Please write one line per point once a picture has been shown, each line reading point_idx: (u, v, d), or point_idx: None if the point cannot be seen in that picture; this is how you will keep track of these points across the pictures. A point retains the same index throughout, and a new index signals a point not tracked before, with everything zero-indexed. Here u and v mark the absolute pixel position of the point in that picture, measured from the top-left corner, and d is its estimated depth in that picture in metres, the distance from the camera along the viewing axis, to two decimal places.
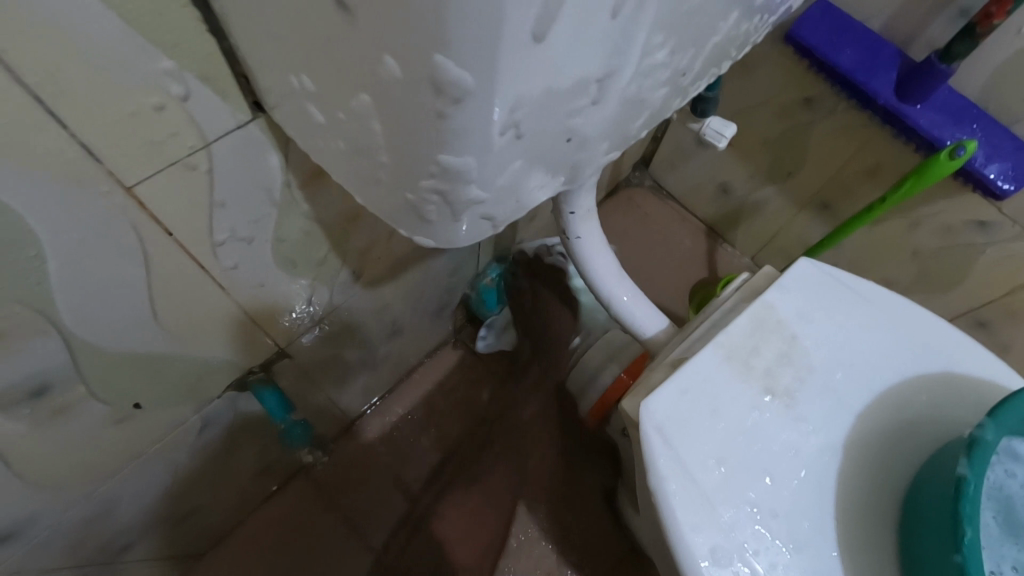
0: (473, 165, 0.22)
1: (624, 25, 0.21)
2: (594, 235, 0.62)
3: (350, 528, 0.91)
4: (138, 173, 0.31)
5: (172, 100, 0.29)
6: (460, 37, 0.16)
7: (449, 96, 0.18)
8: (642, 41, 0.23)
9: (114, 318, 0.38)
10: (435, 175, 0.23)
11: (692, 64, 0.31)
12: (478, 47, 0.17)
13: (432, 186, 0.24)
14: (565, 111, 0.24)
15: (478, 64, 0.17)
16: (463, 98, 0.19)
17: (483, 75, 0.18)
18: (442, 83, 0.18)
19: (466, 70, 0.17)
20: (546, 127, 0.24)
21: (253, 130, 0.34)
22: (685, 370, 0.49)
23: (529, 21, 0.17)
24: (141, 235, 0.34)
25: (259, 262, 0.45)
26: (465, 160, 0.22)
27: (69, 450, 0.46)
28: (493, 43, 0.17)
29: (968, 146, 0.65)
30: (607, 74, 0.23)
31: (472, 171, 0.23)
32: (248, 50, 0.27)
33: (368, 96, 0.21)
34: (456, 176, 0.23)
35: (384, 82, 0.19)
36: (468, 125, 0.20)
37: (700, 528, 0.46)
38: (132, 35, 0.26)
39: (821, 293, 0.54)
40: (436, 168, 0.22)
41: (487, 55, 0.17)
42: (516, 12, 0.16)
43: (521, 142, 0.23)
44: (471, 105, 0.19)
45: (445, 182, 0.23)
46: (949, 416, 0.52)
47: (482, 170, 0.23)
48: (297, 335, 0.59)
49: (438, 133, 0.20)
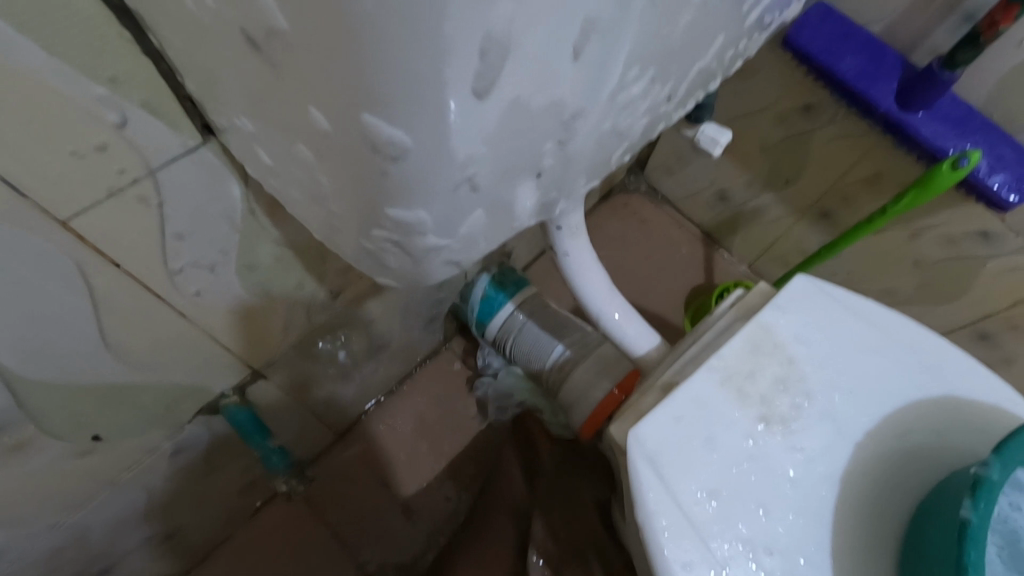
0: (426, 217, 0.21)
1: (588, 67, 0.19)
2: (584, 251, 0.59)
3: (338, 544, 0.89)
4: (76, 206, 0.29)
5: (110, 129, 0.27)
6: (389, 96, 0.15)
7: (387, 154, 0.17)
8: (612, 80, 0.21)
9: (63, 355, 0.36)
10: (388, 227, 0.21)
11: (677, 90, 0.29)
12: (411, 106, 0.15)
13: (385, 235, 0.22)
14: (529, 153, 0.22)
15: (415, 124, 0.16)
16: (404, 156, 0.17)
17: (423, 134, 0.16)
18: (378, 143, 0.16)
19: (402, 129, 0.16)
20: (509, 171, 0.22)
21: (205, 154, 0.32)
22: (674, 397, 0.47)
23: (468, 78, 0.15)
24: (85, 269, 0.32)
25: (225, 288, 0.43)
26: (417, 213, 0.20)
27: (26, 486, 0.43)
28: (428, 102, 0.15)
29: (972, 157, 0.63)
30: (575, 115, 0.21)
31: (427, 222, 0.21)
32: (188, 77, 0.24)
33: (307, 144, 0.19)
34: (410, 228, 0.21)
35: (319, 133, 0.18)
36: (414, 182, 0.18)
37: (690, 565, 0.44)
38: (55, 63, 0.23)
39: (819, 313, 0.51)
40: (388, 220, 0.21)
41: (424, 113, 0.15)
42: (450, 70, 0.14)
43: (480, 190, 0.22)
44: (414, 164, 0.17)
45: (399, 233, 0.22)
46: (953, 443, 0.50)
47: (439, 221, 0.22)
48: (274, 356, 0.57)
49: (383, 189, 0.19)
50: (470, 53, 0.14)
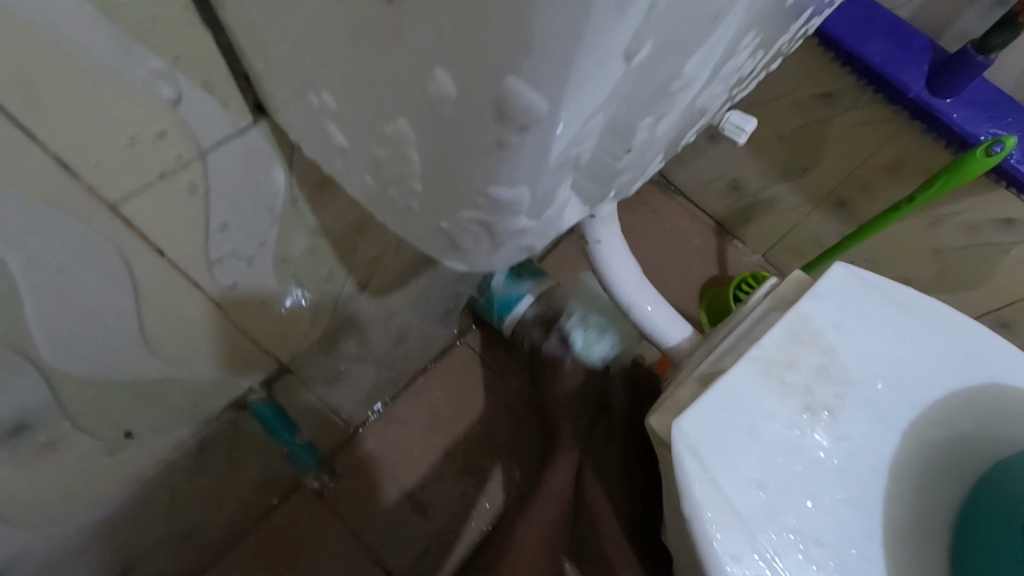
0: (525, 196, 0.19)
1: (717, 37, 0.18)
2: (615, 240, 0.58)
3: (356, 541, 0.87)
4: (126, 188, 0.27)
5: (163, 105, 0.25)
6: (543, 61, 0.13)
7: (515, 124, 0.15)
8: (726, 55, 0.20)
9: (101, 349, 0.34)
10: (480, 206, 0.20)
11: (756, 67, 0.27)
12: (562, 73, 0.13)
13: (474, 215, 0.21)
14: (629, 128, 0.20)
15: (558, 92, 0.14)
16: (532, 128, 0.15)
17: (561, 103, 0.15)
18: (510, 110, 0.15)
19: (544, 97, 0.14)
20: (606, 147, 0.21)
21: (255, 136, 0.30)
22: (720, 387, 0.46)
23: (621, 45, 0.14)
24: (129, 257, 0.30)
25: (260, 278, 0.41)
26: (518, 191, 0.19)
27: (55, 486, 0.42)
28: (582, 66, 0.13)
29: (1007, 143, 0.61)
30: (682, 87, 0.20)
31: (523, 202, 0.20)
32: (253, 52, 0.23)
33: (409, 114, 0.17)
34: (505, 208, 0.20)
35: (432, 98, 0.16)
36: (531, 155, 0.17)
37: (740, 558, 0.43)
38: (117, 35, 0.22)
39: (861, 301, 0.51)
40: (484, 199, 0.20)
41: (571, 78, 0.14)
42: (612, 32, 0.13)
43: (577, 168, 0.20)
44: (539, 135, 0.16)
45: (490, 213, 0.20)
46: (1001, 433, 0.49)
47: (535, 201, 0.20)
48: (299, 350, 0.55)
49: (494, 162, 0.17)
50: (636, 12, 0.13)
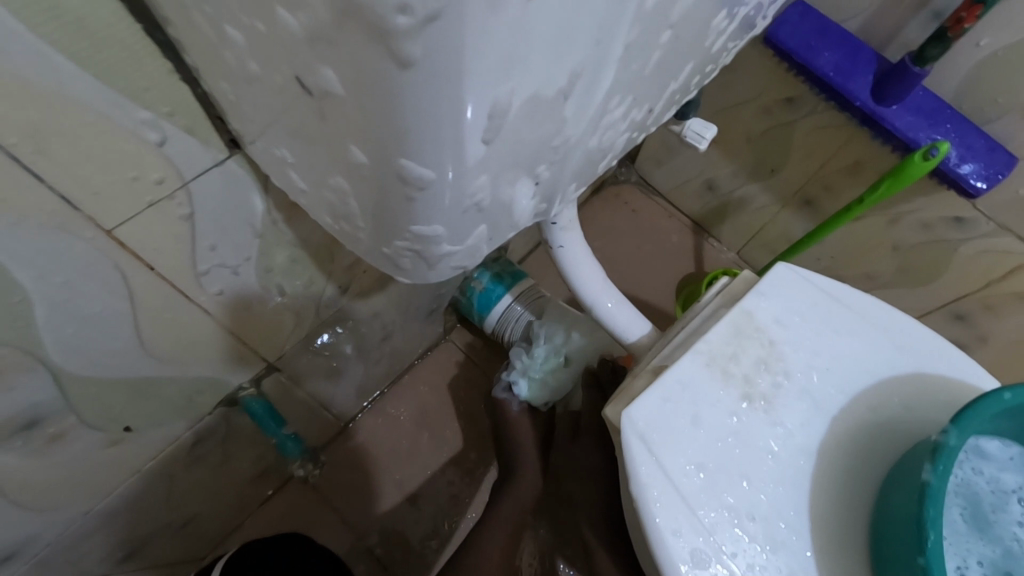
0: (440, 230, 0.25)
1: (577, 100, 0.23)
2: (577, 244, 0.63)
3: (347, 528, 0.93)
4: (119, 215, 0.32)
5: (150, 147, 0.30)
6: (419, 148, 0.18)
7: (414, 185, 0.20)
8: (595, 109, 0.25)
9: (100, 351, 0.39)
10: (408, 239, 0.25)
11: (654, 105, 0.32)
12: (436, 154, 0.19)
13: (405, 245, 0.26)
14: (525, 172, 0.26)
15: (437, 164, 0.19)
16: (427, 187, 0.21)
17: (443, 170, 0.20)
18: (407, 178, 0.20)
19: (429, 168, 0.19)
20: (507, 188, 0.26)
21: (232, 166, 0.35)
22: (664, 379, 0.51)
23: (479, 133, 0.19)
24: (125, 272, 0.35)
25: (244, 285, 0.46)
26: (433, 227, 0.24)
27: (62, 475, 0.46)
28: (451, 149, 0.19)
29: (942, 147, 0.66)
30: (564, 140, 0.25)
31: (440, 234, 0.25)
32: (224, 102, 0.28)
33: (342, 172, 0.23)
34: (427, 239, 0.25)
35: (353, 163, 0.21)
36: (433, 203, 0.22)
37: (680, 532, 0.48)
38: (107, 93, 0.26)
39: (799, 299, 0.55)
40: (410, 234, 0.25)
41: (445, 156, 0.19)
42: (467, 127, 0.18)
43: (483, 208, 0.26)
44: (434, 191, 0.21)
45: (417, 243, 0.26)
46: (922, 417, 0.54)
47: (450, 233, 0.26)
48: (285, 349, 0.60)
49: (407, 209, 0.22)
50: (482, 113, 0.18)
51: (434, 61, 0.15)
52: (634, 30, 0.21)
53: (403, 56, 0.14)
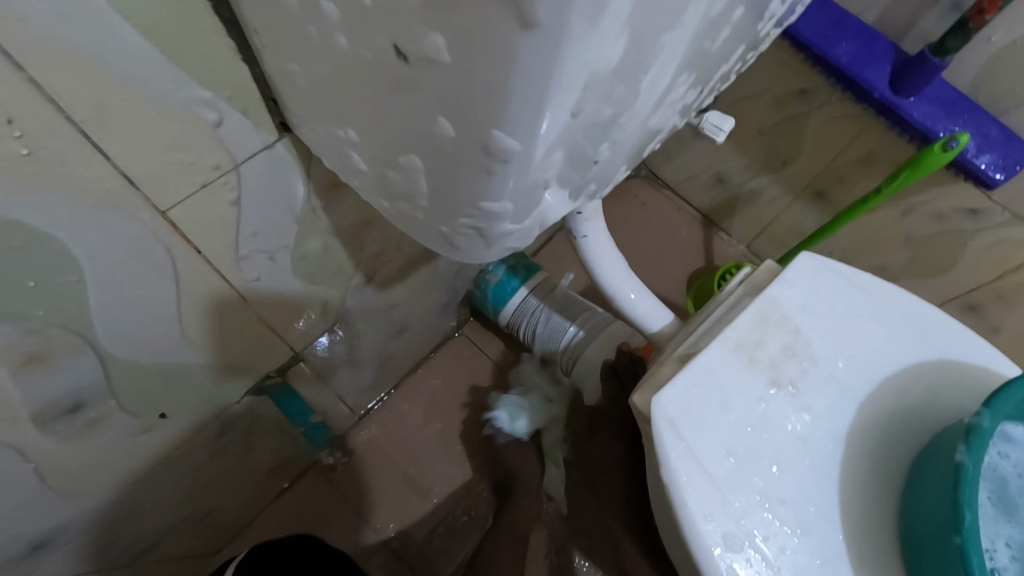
0: (508, 207, 0.25)
1: (650, 78, 0.23)
2: (600, 234, 0.63)
3: (362, 519, 0.93)
4: (173, 197, 0.32)
5: (206, 127, 0.30)
6: (513, 119, 0.19)
7: (498, 158, 0.21)
8: (663, 88, 0.25)
9: (143, 335, 0.39)
10: (474, 215, 0.26)
11: (703, 88, 0.33)
12: (527, 125, 0.19)
13: (469, 221, 0.27)
14: (588, 152, 0.26)
15: (525, 137, 0.20)
16: (509, 160, 0.21)
17: (528, 143, 0.20)
18: (493, 150, 0.21)
19: (516, 140, 0.20)
20: (569, 168, 0.26)
21: (279, 148, 0.35)
22: (694, 364, 0.51)
23: (566, 106, 0.19)
24: (172, 254, 0.35)
25: (279, 271, 0.46)
26: (502, 204, 0.25)
27: (97, 461, 0.46)
28: (542, 121, 0.19)
29: (961, 139, 0.66)
30: (629, 118, 0.26)
31: (507, 211, 0.26)
32: (284, 79, 0.28)
33: (419, 144, 0.23)
34: (493, 216, 0.26)
35: (435, 135, 0.22)
36: (510, 178, 0.23)
37: (711, 515, 0.48)
38: (171, 70, 0.27)
39: (825, 287, 0.56)
40: (477, 210, 0.26)
41: (535, 128, 0.19)
42: (560, 99, 0.19)
43: (547, 187, 0.26)
44: (515, 165, 0.22)
45: (482, 219, 0.27)
46: (946, 403, 0.54)
47: (516, 210, 0.26)
48: (311, 338, 0.60)
49: (484, 183, 0.23)
50: (576, 85, 0.18)
51: (553, 29, 0.15)
52: (716, 6, 0.21)
53: (529, 18, 0.14)
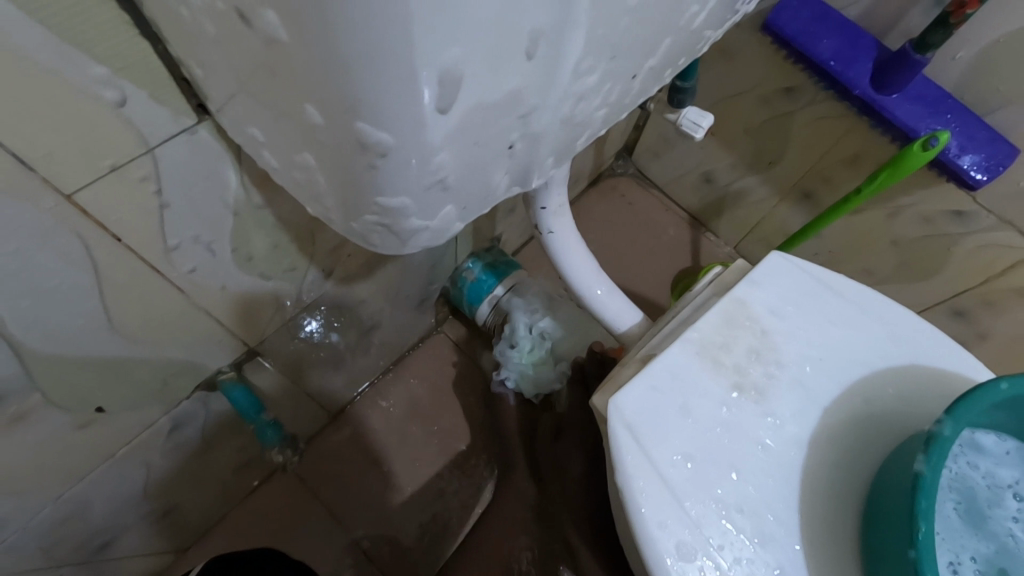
0: (409, 203, 0.25)
1: (543, 69, 0.22)
2: (567, 230, 0.62)
3: (332, 520, 0.91)
4: (78, 179, 0.30)
5: (110, 107, 0.29)
6: (374, 107, 0.18)
7: (375, 151, 0.21)
8: (567, 80, 0.24)
9: (65, 327, 0.37)
10: (377, 212, 0.26)
11: (634, 82, 0.32)
12: (390, 115, 0.19)
13: (375, 219, 0.26)
14: (494, 149, 0.26)
15: (394, 129, 0.19)
16: (387, 152, 0.21)
17: (401, 134, 0.20)
18: (366, 142, 0.20)
19: (386, 132, 0.20)
20: (473, 167, 0.26)
21: (201, 133, 0.34)
22: (652, 366, 0.49)
23: (432, 100, 0.19)
24: (87, 242, 0.34)
25: (220, 264, 0.44)
26: (400, 200, 0.24)
27: (31, 457, 0.45)
28: (406, 110, 0.19)
29: (942, 137, 0.64)
30: (534, 111, 0.25)
31: (409, 207, 0.25)
32: (188, 59, 0.26)
33: (304, 136, 0.22)
34: (395, 212, 0.25)
35: (313, 125, 0.21)
36: (396, 173, 0.22)
37: (665, 524, 0.47)
38: (61, 46, 0.25)
39: (792, 288, 0.54)
40: (378, 207, 0.25)
41: (402, 119, 0.19)
42: (416, 90, 0.18)
43: (449, 187, 0.26)
44: (396, 158, 0.21)
45: (386, 217, 0.26)
46: (917, 409, 0.53)
47: (419, 207, 0.26)
48: (267, 334, 0.58)
49: (371, 177, 0.22)
50: (434, 79, 0.18)
51: None
52: None
53: None
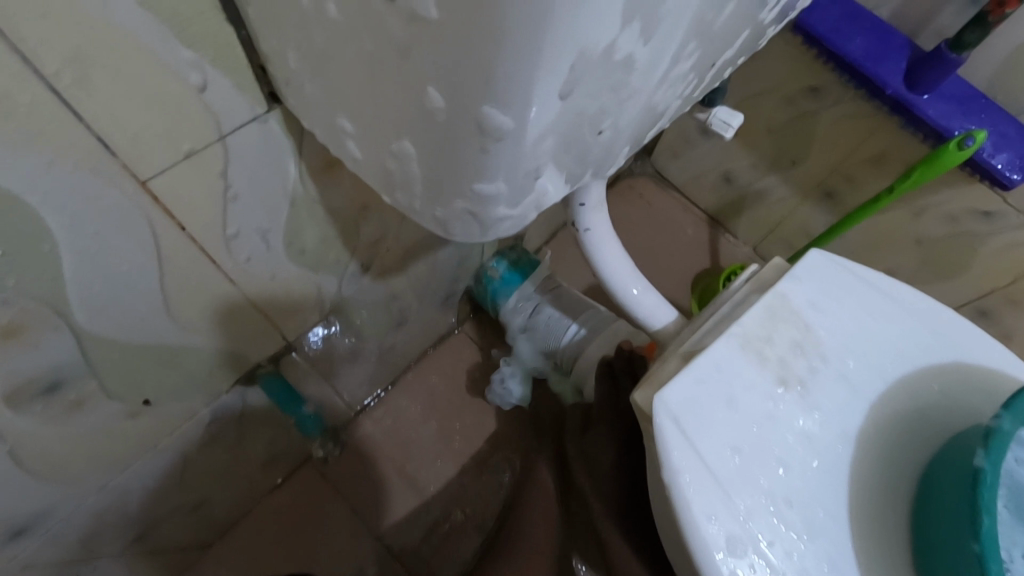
0: (503, 190, 0.25)
1: (650, 56, 0.22)
2: (603, 227, 0.61)
3: (354, 518, 0.91)
4: (154, 165, 0.30)
5: (191, 92, 0.28)
6: (503, 91, 0.18)
7: (491, 135, 0.21)
8: (665, 66, 0.24)
9: (125, 315, 0.37)
10: (469, 199, 0.25)
11: (707, 74, 0.31)
12: (518, 99, 0.19)
13: (464, 206, 0.26)
14: (585, 138, 0.26)
15: (517, 112, 0.19)
16: (503, 137, 0.21)
17: (523, 118, 0.20)
18: (486, 126, 0.20)
19: (509, 116, 0.20)
20: (563, 156, 0.26)
21: (269, 121, 0.33)
22: (699, 361, 0.49)
23: (557, 84, 0.19)
24: (155, 228, 0.34)
25: (271, 255, 0.44)
26: (496, 186, 0.24)
27: (81, 446, 0.45)
28: (535, 95, 0.19)
29: (978, 136, 0.64)
30: (629, 99, 0.25)
31: (501, 194, 0.25)
32: (275, 44, 0.26)
33: (410, 120, 0.22)
34: (487, 199, 0.25)
35: (427, 109, 0.21)
36: (503, 158, 0.22)
37: (715, 519, 0.46)
38: (154, 27, 0.25)
39: (834, 285, 0.54)
40: (472, 193, 0.25)
41: (527, 104, 0.19)
42: (549, 74, 0.18)
43: (540, 175, 0.26)
44: (510, 142, 0.21)
45: (477, 204, 0.26)
46: (961, 405, 0.52)
47: (511, 194, 0.25)
48: (305, 327, 0.58)
49: (477, 162, 0.22)
50: (565, 64, 0.18)
51: None
52: None
53: None
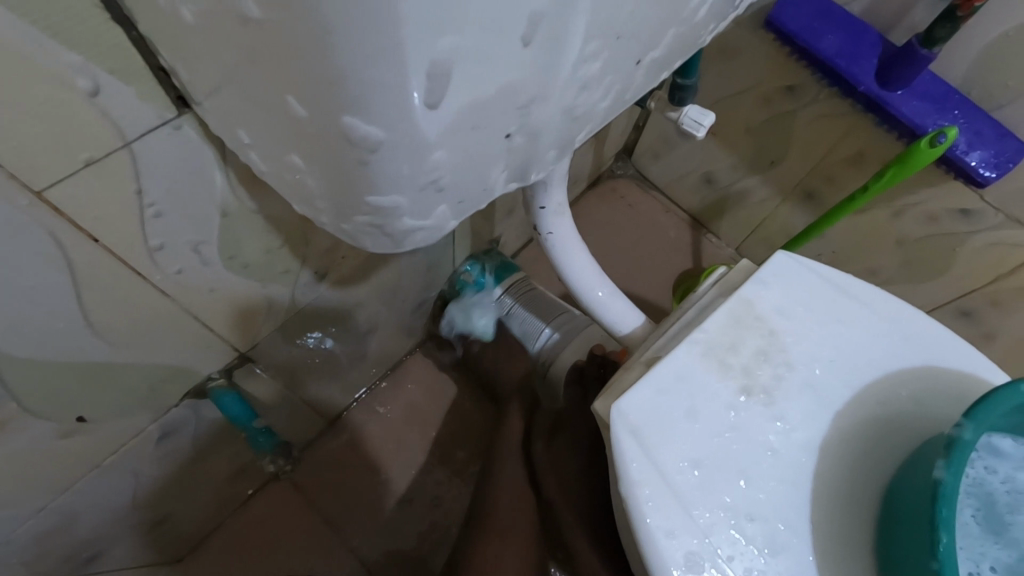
0: (402, 202, 0.23)
1: (542, 57, 0.21)
2: (567, 230, 0.60)
3: (327, 530, 0.89)
4: (51, 175, 0.29)
5: (81, 97, 0.27)
6: (359, 99, 0.17)
7: (364, 147, 0.19)
8: (569, 67, 0.23)
9: (41, 332, 0.36)
10: (368, 213, 0.24)
11: (637, 74, 0.30)
12: (378, 106, 0.17)
13: (366, 220, 0.25)
14: (491, 146, 0.24)
15: (383, 121, 0.18)
16: (378, 148, 0.19)
17: (391, 127, 0.18)
18: (354, 137, 0.19)
19: (376, 126, 0.18)
20: (468, 167, 0.24)
21: (183, 128, 0.32)
22: (658, 370, 0.48)
23: (421, 92, 0.17)
24: (62, 241, 0.32)
25: (206, 267, 0.42)
26: (393, 199, 0.23)
27: (12, 467, 0.43)
28: (396, 102, 0.17)
29: (950, 133, 0.62)
30: (532, 102, 0.23)
31: (401, 207, 0.24)
32: (164, 47, 0.25)
33: (287, 130, 0.21)
34: (388, 212, 0.24)
35: (295, 119, 0.19)
36: (387, 170, 0.21)
37: (673, 534, 0.45)
38: (26, 31, 0.23)
39: (801, 289, 0.52)
40: (368, 207, 0.23)
41: (390, 112, 0.18)
42: (405, 81, 0.17)
43: (444, 186, 0.24)
44: (387, 153, 0.20)
45: (379, 217, 0.24)
46: (931, 411, 0.51)
47: (413, 206, 0.24)
48: (259, 339, 0.56)
49: (361, 175, 0.21)
50: (424, 70, 0.17)
51: None
52: None
53: None
